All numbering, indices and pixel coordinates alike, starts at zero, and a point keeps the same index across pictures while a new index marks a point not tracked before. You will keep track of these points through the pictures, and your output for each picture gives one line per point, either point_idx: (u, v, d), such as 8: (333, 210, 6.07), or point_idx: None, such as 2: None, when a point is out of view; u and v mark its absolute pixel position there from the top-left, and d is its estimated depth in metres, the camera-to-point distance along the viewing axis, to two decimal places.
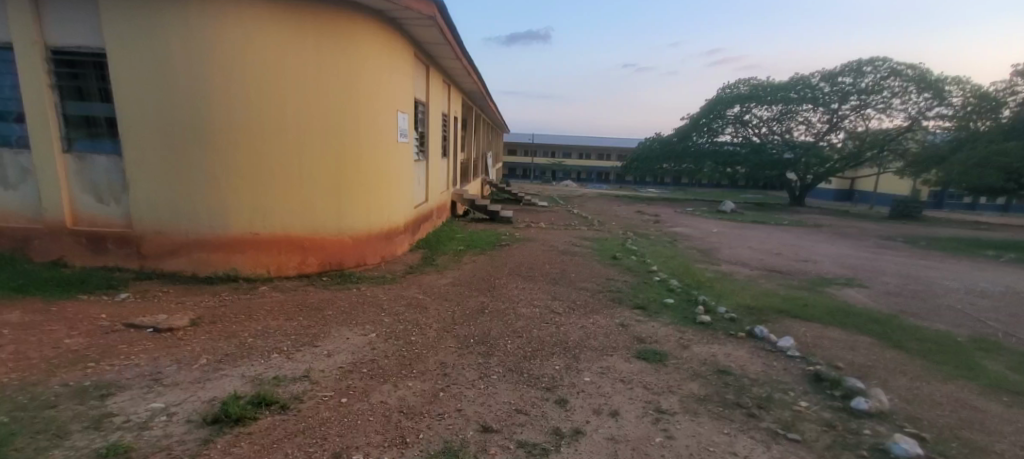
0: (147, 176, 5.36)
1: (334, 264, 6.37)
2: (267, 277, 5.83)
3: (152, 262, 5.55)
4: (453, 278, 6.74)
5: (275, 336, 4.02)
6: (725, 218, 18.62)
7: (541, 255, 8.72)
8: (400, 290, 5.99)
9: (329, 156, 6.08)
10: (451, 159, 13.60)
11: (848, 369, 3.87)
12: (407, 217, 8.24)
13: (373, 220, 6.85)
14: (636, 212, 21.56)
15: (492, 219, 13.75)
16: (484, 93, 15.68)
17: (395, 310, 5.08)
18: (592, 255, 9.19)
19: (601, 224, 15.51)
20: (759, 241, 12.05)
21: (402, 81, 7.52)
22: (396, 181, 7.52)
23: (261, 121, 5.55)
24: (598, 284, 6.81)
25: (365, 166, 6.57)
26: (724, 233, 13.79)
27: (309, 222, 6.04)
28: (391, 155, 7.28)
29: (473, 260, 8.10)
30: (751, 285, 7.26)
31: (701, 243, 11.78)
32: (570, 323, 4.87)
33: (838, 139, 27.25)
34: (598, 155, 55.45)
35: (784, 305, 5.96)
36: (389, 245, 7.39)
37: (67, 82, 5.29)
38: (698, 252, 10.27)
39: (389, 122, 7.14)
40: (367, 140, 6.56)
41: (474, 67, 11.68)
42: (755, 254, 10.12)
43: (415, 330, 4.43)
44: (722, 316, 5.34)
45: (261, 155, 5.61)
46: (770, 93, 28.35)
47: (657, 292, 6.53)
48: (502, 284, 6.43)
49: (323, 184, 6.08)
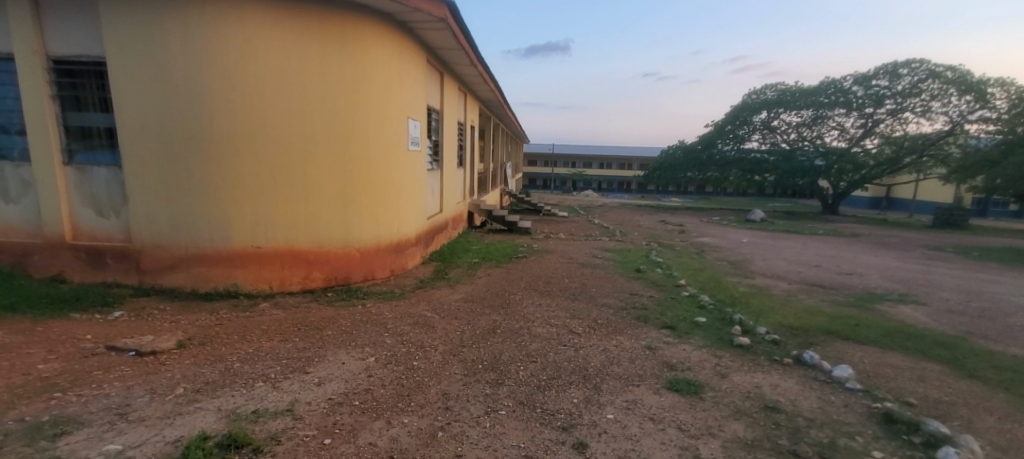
0: (145, 187, 5.11)
1: (341, 278, 6.04)
2: (270, 293, 5.51)
3: (151, 277, 5.27)
4: (465, 294, 6.35)
5: (265, 361, 3.66)
6: (755, 228, 17.78)
7: (560, 268, 8.25)
8: (408, 307, 5.62)
9: (335, 164, 5.79)
10: (467, 168, 13.29)
11: (922, 407, 3.28)
12: (419, 229, 7.91)
13: (382, 232, 6.52)
14: (660, 222, 20.84)
15: (510, 230, 13.34)
16: (502, 101, 15.38)
17: (400, 330, 4.69)
18: (615, 267, 8.66)
19: (623, 234, 14.93)
20: (794, 252, 11.30)
21: (414, 87, 7.24)
22: (407, 191, 7.20)
23: (263, 128, 5.28)
24: (622, 300, 6.30)
25: (374, 176, 6.27)
26: (755, 243, 13.05)
27: (314, 234, 5.73)
28: (402, 164, 6.97)
29: (488, 273, 7.69)
30: (791, 301, 6.63)
31: (731, 254, 11.11)
32: (590, 345, 4.39)
33: (873, 144, 26.02)
34: (619, 164, 54.64)
35: (832, 325, 5.34)
36: (400, 258, 7.04)
37: (67, 91, 5.12)
38: (728, 265, 9.63)
39: (400, 130, 6.83)
40: (376, 147, 6.25)
41: (490, 74, 11.38)
42: (792, 266, 9.41)
43: (419, 354, 4.02)
44: (763, 338, 4.77)
45: (264, 164, 5.33)
46: (799, 97, 27.31)
47: (686, 308, 5.99)
48: (517, 300, 5.99)
49: (329, 194, 5.78)
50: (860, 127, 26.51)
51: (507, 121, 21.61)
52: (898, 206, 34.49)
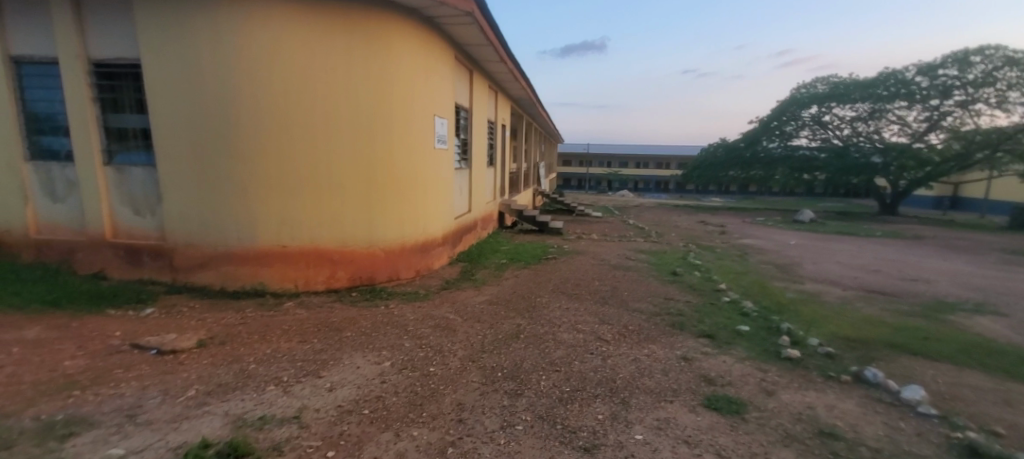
0: (175, 186, 5.17)
1: (365, 278, 6.00)
2: (295, 292, 5.50)
3: (182, 275, 5.33)
4: (490, 297, 6.17)
5: (280, 362, 3.58)
6: (803, 229, 16.76)
7: (591, 270, 7.95)
8: (431, 309, 5.49)
9: (360, 163, 5.73)
10: (498, 168, 13.14)
11: (1013, 439, 2.83)
12: (445, 229, 7.80)
13: (406, 232, 6.44)
14: (700, 223, 20.03)
15: (541, 230, 13.09)
16: (535, 99, 15.13)
17: (420, 333, 4.55)
18: (650, 270, 8.26)
19: (660, 235, 14.37)
20: (848, 256, 10.49)
21: (441, 84, 7.12)
22: (433, 191, 7.11)
23: (289, 127, 5.26)
24: (656, 305, 5.94)
25: (399, 175, 6.19)
26: (804, 246, 12.25)
27: (339, 233, 5.70)
28: (428, 163, 6.88)
29: (515, 275, 7.49)
30: (846, 311, 6.07)
31: (777, 257, 10.43)
32: (620, 354, 4.10)
33: (939, 139, 24.12)
34: (657, 163, 53.24)
35: (895, 338, 4.83)
36: (424, 259, 6.96)
37: (106, 94, 5.28)
38: (774, 268, 9.02)
39: (426, 128, 6.73)
40: (401, 146, 6.17)
41: (521, 71, 11.17)
42: (846, 271, 8.72)
43: (436, 359, 3.85)
44: (815, 351, 4.35)
45: (289, 163, 5.32)
46: (854, 90, 25.63)
47: (727, 315, 5.58)
48: (544, 304, 5.76)
49: (354, 193, 5.74)
50: (923, 121, 24.61)
51: (541, 120, 21.33)
52: (966, 206, 31.86)
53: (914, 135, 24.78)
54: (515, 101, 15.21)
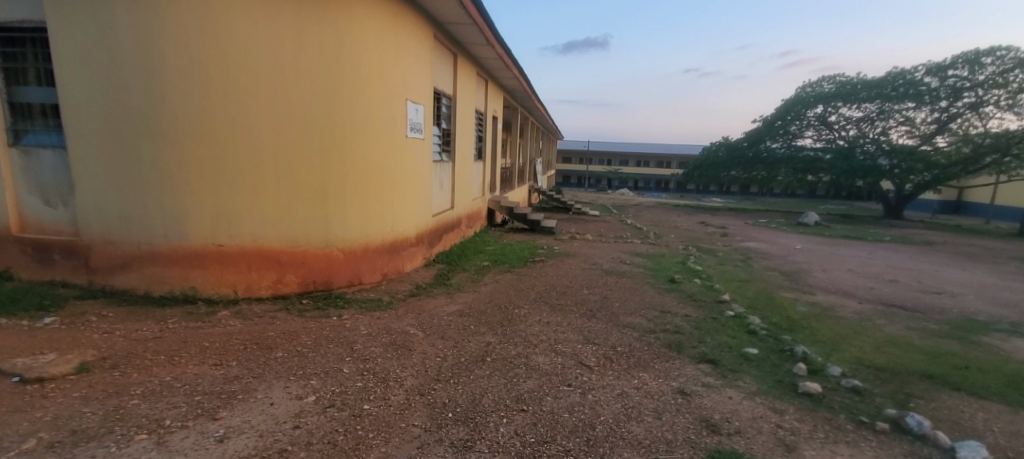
0: (93, 174, 4.45)
1: (320, 283, 5.27)
2: (234, 298, 4.76)
3: (101, 277, 4.60)
4: (462, 306, 5.45)
5: (173, 396, 2.83)
6: (809, 232, 16.08)
7: (581, 275, 7.23)
8: (390, 321, 4.77)
9: (314, 152, 4.99)
10: (488, 162, 12.39)
11: None
12: (420, 228, 7.07)
13: (371, 230, 5.72)
14: (700, 224, 19.36)
15: (532, 229, 12.35)
16: (529, 91, 14.39)
17: (367, 353, 3.81)
18: (646, 276, 7.55)
19: (658, 237, 13.66)
20: (859, 263, 9.78)
21: (415, 67, 6.38)
22: (405, 186, 6.40)
23: (227, 108, 4.52)
24: (650, 319, 5.22)
25: (362, 167, 5.47)
26: (810, 251, 11.54)
27: (288, 232, 4.97)
28: (399, 154, 6.15)
29: (495, 281, 6.75)
30: (865, 330, 5.35)
31: (783, 263, 9.72)
32: (603, 388, 3.37)
33: (947, 142, 23.51)
34: (657, 162, 52.51)
35: (930, 368, 4.13)
36: (394, 261, 6.24)
37: (10, 63, 4.52)
38: (781, 276, 8.30)
39: (397, 114, 6.00)
40: (365, 134, 5.43)
41: (512, 58, 10.41)
42: (860, 280, 8.02)
43: (377, 392, 3.12)
44: (838, 384, 3.64)
45: (227, 149, 4.57)
46: (861, 89, 24.95)
47: (731, 333, 4.86)
48: (522, 316, 5.03)
49: (307, 186, 5.00)
50: (932, 123, 23.96)
51: (538, 114, 20.58)
52: (971, 211, 31.18)
53: (922, 137, 24.13)
54: (508, 93, 14.47)
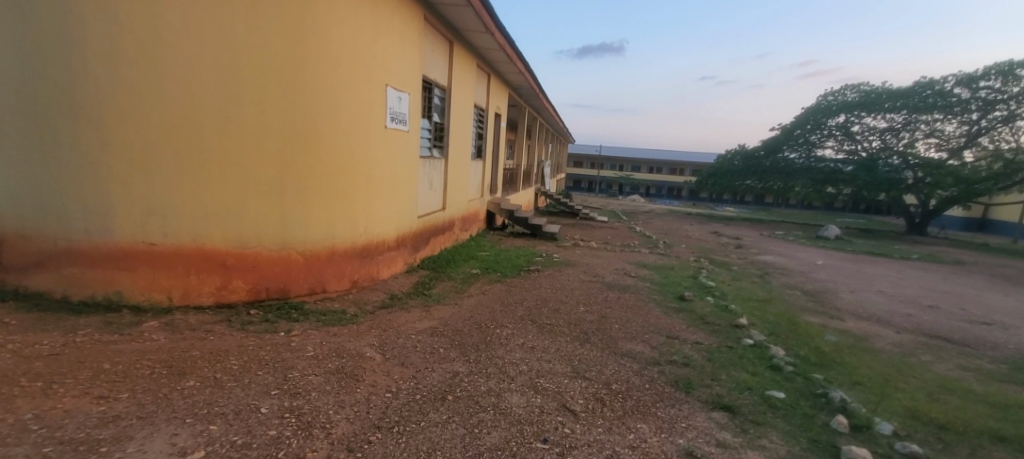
0: (8, 156, 3.87)
1: (274, 290, 4.59)
2: (167, 306, 4.09)
3: (14, 277, 3.97)
4: (437, 323, 4.71)
5: (15, 447, 2.16)
6: (830, 247, 15.14)
7: (578, 289, 6.48)
8: (346, 339, 4.05)
9: (267, 138, 4.33)
10: (488, 162, 11.67)
11: None
12: (401, 230, 6.38)
13: (338, 231, 5.03)
14: (714, 234, 18.47)
15: (533, 235, 11.61)
16: (537, 89, 13.70)
17: (301, 384, 3.09)
18: (652, 292, 6.78)
19: (668, 247, 12.84)
20: (890, 284, 8.88)
21: (398, 50, 5.71)
22: (383, 183, 5.71)
23: (160, 84, 3.86)
24: (654, 347, 4.45)
25: (328, 157, 4.80)
26: (834, 268, 10.63)
27: (235, 231, 4.29)
28: (376, 146, 5.46)
29: (481, 293, 6.02)
30: (910, 369, 4.52)
31: (805, 281, 8.85)
32: (589, 446, 2.61)
33: (975, 156, 22.40)
34: (671, 169, 51.51)
35: (1004, 427, 3.30)
36: (367, 266, 5.55)
37: None
38: (804, 297, 7.45)
39: (373, 101, 5.31)
40: (331, 120, 4.77)
41: (516, 50, 9.71)
42: (894, 304, 7.15)
43: (291, 445, 2.39)
44: (891, 449, 2.85)
45: (160, 133, 3.91)
46: (887, 99, 23.82)
47: (750, 368, 4.07)
48: (503, 339, 4.30)
49: (258, 178, 4.33)
50: (962, 134, 22.91)
51: (547, 115, 19.87)
52: (999, 229, 29.79)
53: (950, 150, 23.02)
54: (514, 90, 13.77)
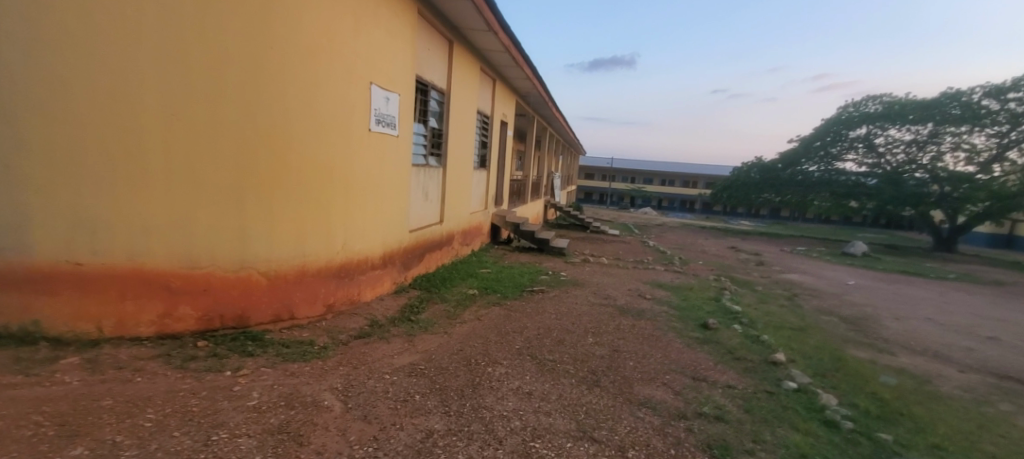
0: None
1: (230, 318, 3.91)
2: (96, 339, 3.44)
3: None
4: (419, 358, 3.99)
5: None
6: (858, 265, 14.21)
7: (588, 314, 5.73)
8: (304, 382, 3.34)
9: (223, 140, 3.69)
10: (493, 171, 11.02)
11: None
12: (389, 246, 5.70)
13: (309, 248, 4.37)
14: (731, 249, 17.60)
15: (540, 250, 10.89)
16: (545, 97, 13.07)
17: (223, 452, 2.36)
18: (672, 318, 6.00)
19: (685, 263, 12.03)
20: (936, 310, 7.97)
21: (385, 45, 5.09)
22: (366, 193, 5.06)
23: (89, 73, 3.23)
24: (678, 392, 3.68)
25: (297, 163, 4.16)
26: (869, 290, 9.72)
27: (182, 248, 3.63)
28: (357, 151, 4.82)
29: (476, 320, 5.30)
30: (994, 424, 3.70)
31: (839, 305, 7.99)
32: None
33: (1006, 170, 21.38)
34: (683, 181, 50.65)
35: None
36: (345, 288, 4.86)
37: None
38: (843, 326, 6.61)
39: (354, 100, 4.68)
40: (302, 120, 4.13)
41: (522, 54, 9.10)
42: (949, 336, 6.29)
43: None
44: None
45: (90, 132, 3.27)
46: (912, 110, 22.82)
47: (800, 425, 3.29)
48: (496, 381, 3.56)
49: (211, 186, 3.68)
50: (992, 147, 21.89)
51: (556, 125, 19.24)
52: None
53: (980, 164, 21.91)
54: (522, 98, 13.18)
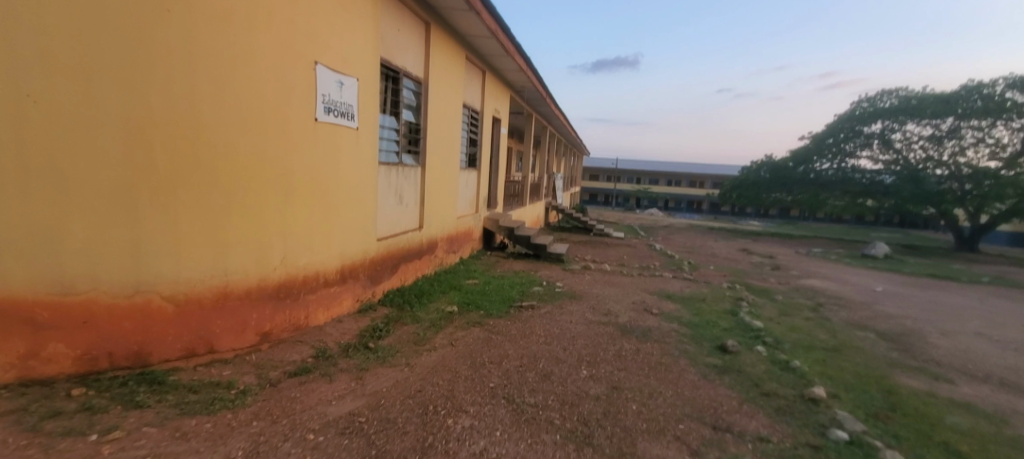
0: None
1: (122, 356, 3.06)
2: None
3: None
4: (363, 405, 3.12)
5: None
6: (881, 268, 13.23)
7: (584, 336, 4.87)
8: (193, 449, 2.46)
9: (106, 128, 2.84)
10: (485, 172, 10.18)
11: None
12: (349, 258, 4.86)
13: (233, 264, 3.53)
14: (742, 252, 16.65)
15: (536, 256, 10.02)
16: (542, 92, 12.20)
17: None
18: (683, 339, 5.12)
19: (695, 269, 11.12)
20: (983, 323, 7.03)
21: (335, 18, 4.27)
22: (314, 197, 4.22)
23: None
24: (699, 452, 2.80)
25: (213, 159, 3.32)
26: (901, 298, 8.74)
27: (51, 270, 2.74)
28: (300, 146, 3.98)
29: (449, 346, 4.44)
30: None
31: (872, 317, 7.07)
32: None
33: None
34: (690, 182, 49.66)
35: None
36: (287, 311, 4.02)
37: None
38: (883, 345, 5.68)
39: (293, 82, 3.86)
40: (216, 106, 3.30)
41: (512, 41, 8.26)
42: (1011, 358, 5.36)
43: None
44: None
45: None
46: (931, 104, 21.73)
47: None
48: (456, 442, 2.68)
49: (90, 189, 2.82)
50: (1017, 141, 20.82)
51: (557, 124, 18.38)
52: None
53: (1006, 160, 20.79)
54: (517, 94, 12.35)
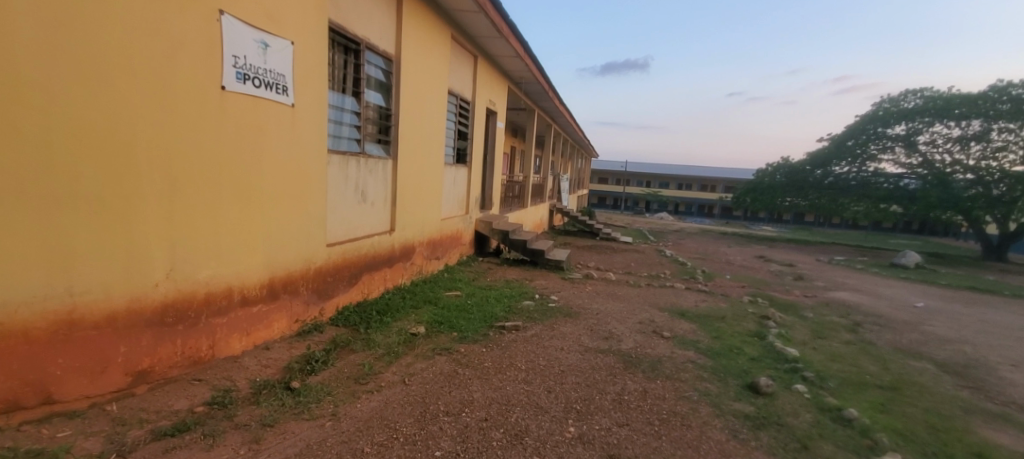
0: None
1: None
2: None
3: None
4: None
5: None
6: (917, 279, 11.96)
7: (578, 371, 3.83)
8: None
9: None
10: (478, 169, 9.17)
11: None
12: (281, 268, 3.88)
13: (84, 283, 2.52)
14: (761, 259, 15.44)
15: (533, 263, 8.97)
16: (544, 83, 11.17)
17: None
18: (703, 373, 4.06)
19: (710, 279, 10.00)
20: None
21: None
22: (221, 191, 3.23)
23: None
24: None
25: (41, 132, 2.30)
26: (950, 316, 7.56)
27: None
28: (195, 123, 3.00)
29: (400, 384, 3.42)
30: None
31: (925, 342, 5.95)
32: None
33: None
34: (701, 185, 48.31)
35: None
36: (179, 340, 3.04)
37: None
38: (950, 382, 4.58)
39: (184, 36, 2.88)
40: (47, 55, 2.30)
41: (505, 19, 7.25)
42: None
43: None
44: None
45: None
46: (961, 104, 20.39)
47: None
48: None
49: None
50: None
51: (564, 122, 17.35)
52: None
53: None
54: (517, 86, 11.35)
